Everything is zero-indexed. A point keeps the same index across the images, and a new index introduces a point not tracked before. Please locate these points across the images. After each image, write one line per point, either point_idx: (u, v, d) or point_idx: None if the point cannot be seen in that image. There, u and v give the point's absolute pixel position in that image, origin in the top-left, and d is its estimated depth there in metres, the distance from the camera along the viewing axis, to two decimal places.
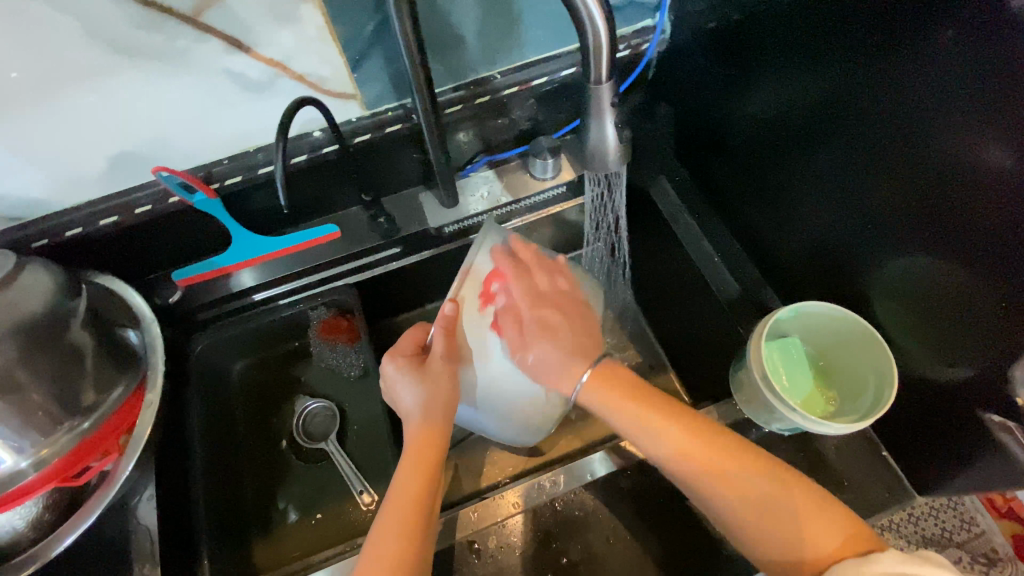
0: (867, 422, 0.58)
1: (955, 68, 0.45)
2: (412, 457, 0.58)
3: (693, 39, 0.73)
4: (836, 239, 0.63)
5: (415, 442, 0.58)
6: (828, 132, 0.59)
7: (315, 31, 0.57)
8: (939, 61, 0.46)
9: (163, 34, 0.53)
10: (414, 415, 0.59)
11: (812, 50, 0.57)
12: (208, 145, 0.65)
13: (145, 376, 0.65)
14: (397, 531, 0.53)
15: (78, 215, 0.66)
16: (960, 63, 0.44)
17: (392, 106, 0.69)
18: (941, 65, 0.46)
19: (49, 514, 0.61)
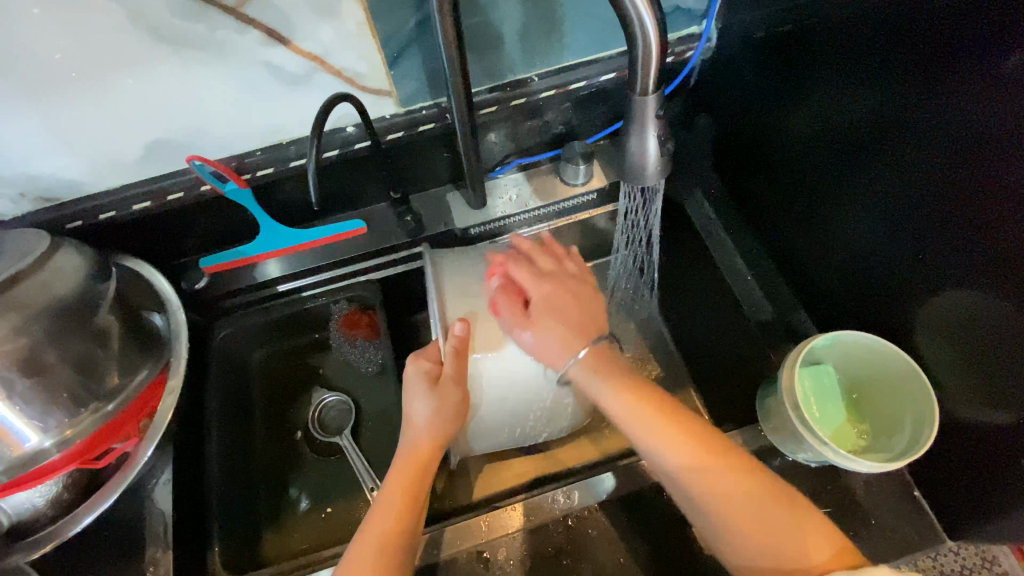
0: (903, 462, 0.55)
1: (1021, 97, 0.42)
2: (403, 475, 0.56)
3: (740, 48, 0.71)
4: (879, 266, 0.60)
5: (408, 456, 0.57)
6: (878, 154, 0.56)
7: (355, 27, 0.56)
8: (1005, 88, 0.43)
9: (204, 24, 0.52)
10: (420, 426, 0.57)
11: (866, 67, 0.54)
12: (242, 136, 0.65)
13: (167, 363, 0.65)
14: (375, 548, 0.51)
15: (111, 199, 0.66)
16: None
17: (426, 105, 0.68)
18: (1007, 90, 0.43)
19: (68, 493, 0.62)
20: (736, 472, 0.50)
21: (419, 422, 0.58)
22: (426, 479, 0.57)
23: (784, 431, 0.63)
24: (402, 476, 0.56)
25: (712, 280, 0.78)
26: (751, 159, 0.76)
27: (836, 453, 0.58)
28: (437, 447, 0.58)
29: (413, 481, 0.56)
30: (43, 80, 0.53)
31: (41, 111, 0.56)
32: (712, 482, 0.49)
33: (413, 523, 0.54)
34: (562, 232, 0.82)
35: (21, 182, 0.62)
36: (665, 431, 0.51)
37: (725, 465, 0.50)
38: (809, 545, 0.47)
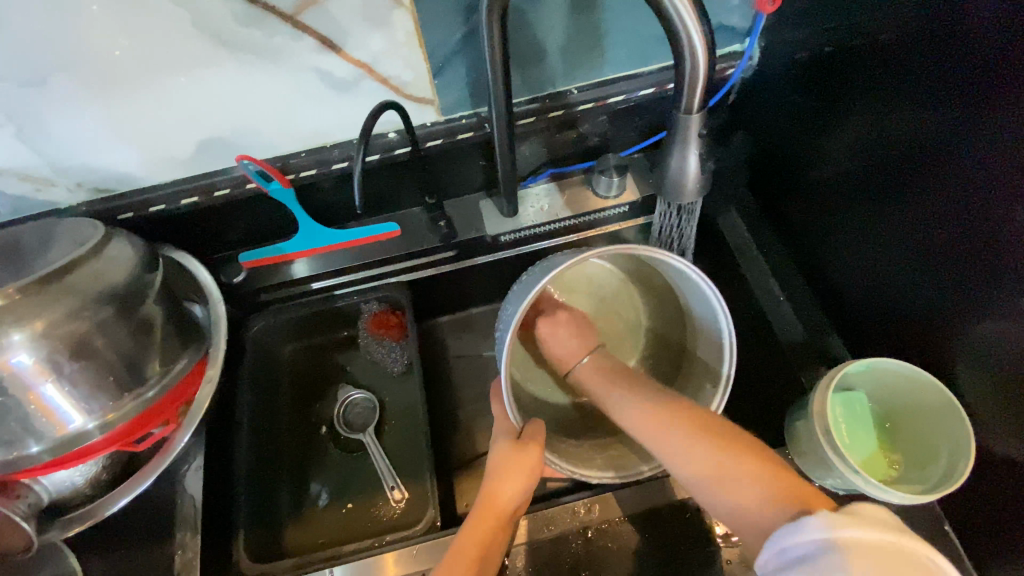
0: (937, 495, 0.54)
1: None
2: (480, 520, 0.59)
3: (782, 68, 0.70)
4: (914, 294, 0.59)
5: (473, 519, 0.59)
6: (917, 181, 0.56)
7: (404, 37, 0.58)
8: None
9: (262, 31, 0.54)
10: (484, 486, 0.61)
11: (912, 91, 0.53)
12: (288, 137, 0.67)
13: (208, 350, 0.68)
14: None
15: (162, 193, 0.69)
16: None
17: (466, 114, 0.69)
18: None
19: (106, 474, 0.65)
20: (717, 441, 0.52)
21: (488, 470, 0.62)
22: (506, 527, 0.61)
23: (812, 456, 0.63)
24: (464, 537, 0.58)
25: (742, 298, 0.78)
26: (787, 179, 0.75)
27: (867, 482, 0.56)
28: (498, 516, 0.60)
29: (491, 530, 0.59)
30: (108, 78, 0.56)
31: (104, 107, 0.58)
32: (692, 445, 0.53)
33: (495, 558, 0.58)
34: (592, 243, 0.82)
35: (80, 173, 0.65)
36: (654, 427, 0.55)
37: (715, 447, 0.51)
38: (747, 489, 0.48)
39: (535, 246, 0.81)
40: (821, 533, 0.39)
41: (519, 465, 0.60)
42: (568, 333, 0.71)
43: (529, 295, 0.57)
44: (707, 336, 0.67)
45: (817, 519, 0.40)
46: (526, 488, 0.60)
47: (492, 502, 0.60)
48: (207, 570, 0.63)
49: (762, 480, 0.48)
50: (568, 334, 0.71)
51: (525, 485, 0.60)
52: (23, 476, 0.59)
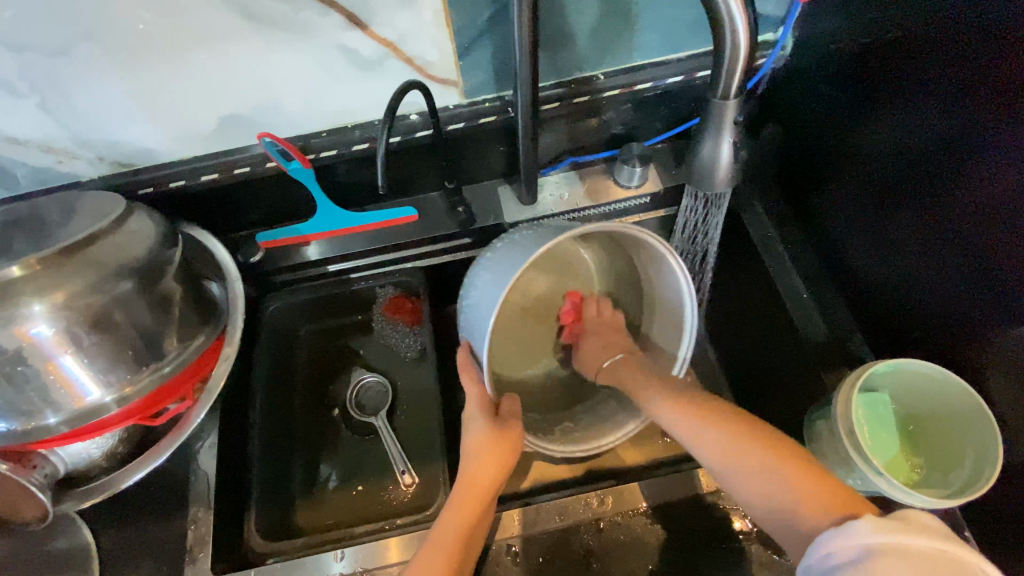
0: (961, 500, 0.53)
1: None
2: (461, 498, 0.57)
3: (815, 59, 0.68)
4: (943, 295, 0.58)
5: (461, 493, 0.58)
6: (952, 179, 0.54)
7: (432, 16, 0.57)
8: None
9: (289, 5, 0.54)
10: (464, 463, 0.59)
11: (954, 85, 0.51)
12: (310, 116, 0.66)
13: (224, 329, 0.68)
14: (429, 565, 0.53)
15: (183, 168, 0.69)
16: None
17: (490, 97, 0.68)
18: None
19: (122, 447, 0.66)
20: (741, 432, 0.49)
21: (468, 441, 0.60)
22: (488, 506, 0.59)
23: (833, 456, 0.61)
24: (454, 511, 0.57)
25: (763, 295, 0.77)
26: (815, 174, 0.74)
27: (889, 483, 0.55)
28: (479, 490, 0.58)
29: (472, 513, 0.57)
30: (132, 50, 0.55)
31: (127, 79, 0.58)
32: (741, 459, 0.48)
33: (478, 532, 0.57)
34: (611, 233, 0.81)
35: (102, 146, 0.65)
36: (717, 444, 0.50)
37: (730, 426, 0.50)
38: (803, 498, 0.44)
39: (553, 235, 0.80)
40: (869, 536, 0.38)
41: (497, 441, 0.57)
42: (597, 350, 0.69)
43: (505, 273, 0.55)
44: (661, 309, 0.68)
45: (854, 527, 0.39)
46: (503, 466, 0.58)
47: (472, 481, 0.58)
48: (219, 545, 0.64)
49: (796, 473, 0.46)
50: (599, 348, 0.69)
51: (505, 461, 0.58)
52: (41, 447, 0.59)
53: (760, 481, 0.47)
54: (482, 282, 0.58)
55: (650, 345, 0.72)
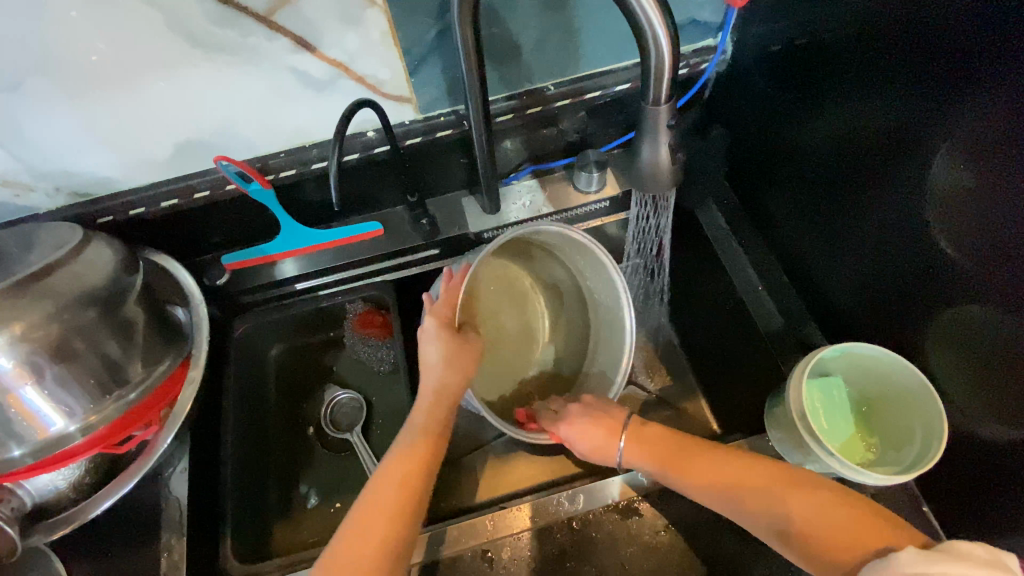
0: (910, 476, 0.55)
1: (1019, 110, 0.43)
2: (419, 445, 0.56)
3: (755, 62, 0.71)
4: (887, 277, 0.61)
5: (421, 416, 0.59)
6: (893, 169, 0.56)
7: (379, 36, 0.58)
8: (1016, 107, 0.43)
9: (237, 31, 0.55)
10: (435, 372, 0.60)
11: (888, 79, 0.54)
12: (268, 138, 0.67)
13: (189, 354, 0.68)
14: (397, 483, 0.54)
15: (142, 195, 0.69)
16: None
17: (445, 111, 0.70)
18: (1008, 98, 0.43)
19: (90, 478, 0.65)
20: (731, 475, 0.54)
21: (424, 363, 0.60)
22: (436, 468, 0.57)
23: (791, 441, 0.63)
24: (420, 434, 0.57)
25: (722, 290, 0.79)
26: (764, 172, 0.76)
27: (842, 464, 0.57)
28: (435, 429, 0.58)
29: (416, 481, 0.54)
30: (83, 81, 0.56)
31: (80, 109, 0.59)
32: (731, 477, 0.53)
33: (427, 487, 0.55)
34: None
35: (58, 176, 0.65)
36: (694, 472, 0.55)
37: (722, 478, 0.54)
38: (813, 515, 0.49)
39: None
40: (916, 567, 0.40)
41: (458, 356, 0.61)
42: (599, 436, 0.60)
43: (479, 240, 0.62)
44: (605, 323, 0.75)
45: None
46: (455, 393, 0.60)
47: (438, 402, 0.59)
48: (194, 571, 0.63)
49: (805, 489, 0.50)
50: (586, 426, 0.61)
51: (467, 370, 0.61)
52: (4, 481, 0.59)
53: (749, 503, 0.52)
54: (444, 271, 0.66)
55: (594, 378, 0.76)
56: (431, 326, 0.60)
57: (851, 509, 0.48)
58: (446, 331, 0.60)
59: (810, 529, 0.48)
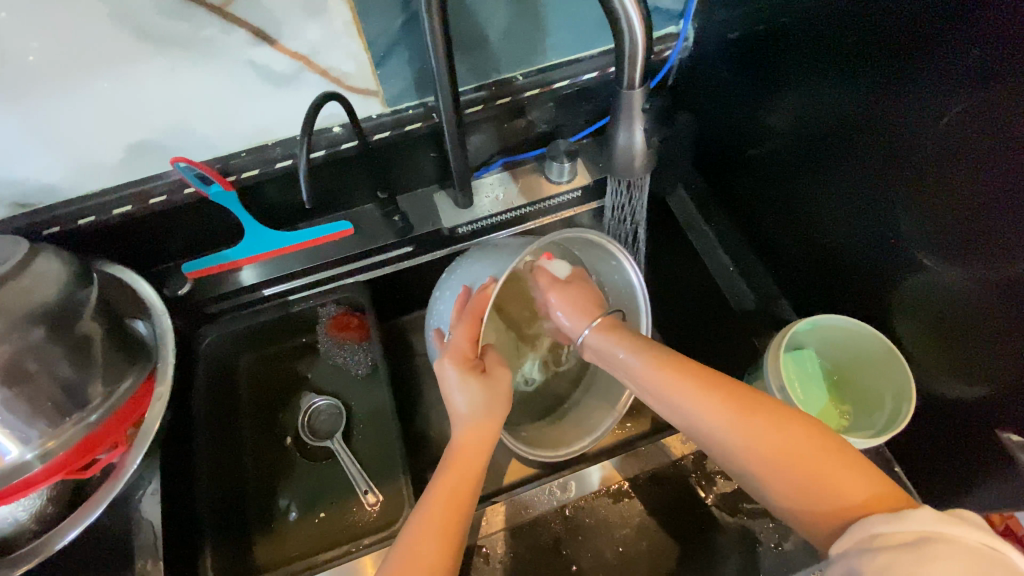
0: (886, 437, 0.57)
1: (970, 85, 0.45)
2: (462, 457, 0.57)
3: (715, 49, 0.73)
4: (851, 252, 0.63)
5: (466, 440, 0.58)
6: (853, 147, 0.59)
7: (342, 26, 0.57)
8: (963, 81, 0.45)
9: (189, 24, 0.52)
10: (462, 416, 0.59)
11: (842, 61, 0.56)
12: (228, 137, 0.64)
13: (155, 367, 0.64)
14: (445, 497, 0.54)
15: (91, 204, 0.65)
16: (973, 70, 0.44)
17: (412, 104, 0.68)
18: (956, 75, 0.46)
19: (52, 508, 0.61)
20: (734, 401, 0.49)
21: (456, 410, 0.60)
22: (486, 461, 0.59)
23: None
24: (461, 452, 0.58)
25: (694, 273, 0.81)
26: (729, 155, 0.78)
27: None
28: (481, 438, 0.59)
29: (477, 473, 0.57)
30: (20, 80, 0.52)
31: (17, 113, 0.54)
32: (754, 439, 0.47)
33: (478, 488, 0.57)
34: (548, 229, 0.83)
35: None
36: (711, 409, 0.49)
37: (720, 390, 0.49)
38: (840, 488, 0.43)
39: (494, 236, 0.81)
40: None
41: (493, 400, 0.60)
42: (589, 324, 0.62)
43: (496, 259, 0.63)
44: None
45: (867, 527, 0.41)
46: (497, 421, 0.60)
47: (481, 430, 0.59)
48: None
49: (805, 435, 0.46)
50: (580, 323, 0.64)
51: (505, 414, 0.61)
52: None
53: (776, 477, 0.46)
54: (446, 295, 0.66)
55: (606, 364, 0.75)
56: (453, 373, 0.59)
57: (871, 485, 0.43)
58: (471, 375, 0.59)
59: (814, 488, 0.44)
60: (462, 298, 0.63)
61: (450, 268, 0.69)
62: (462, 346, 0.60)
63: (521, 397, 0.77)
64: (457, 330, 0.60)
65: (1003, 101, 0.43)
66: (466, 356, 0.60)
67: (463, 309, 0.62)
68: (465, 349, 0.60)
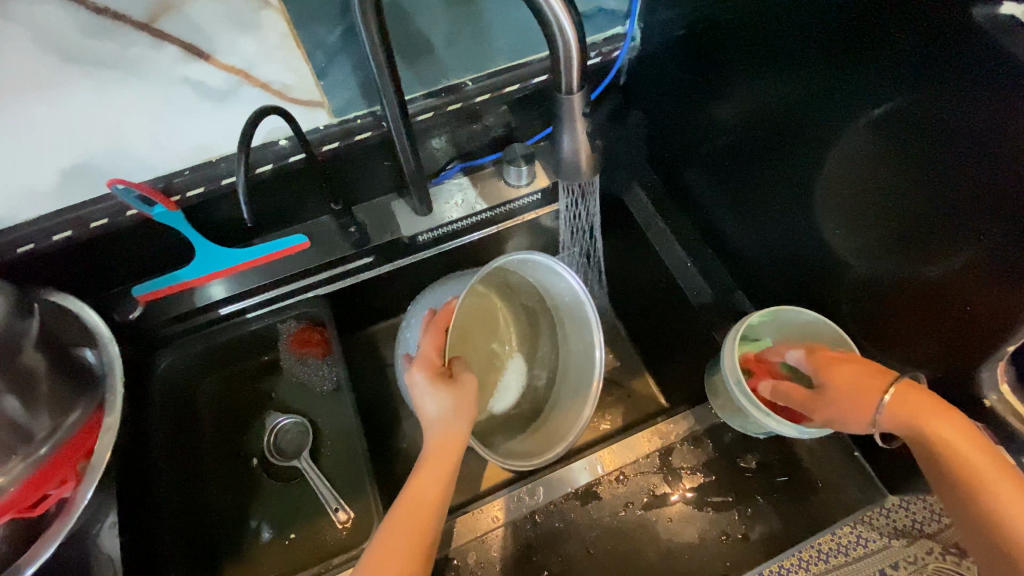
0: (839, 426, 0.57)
1: (895, 75, 0.46)
2: (429, 466, 0.56)
3: (663, 47, 0.74)
4: (801, 242, 0.65)
5: (434, 447, 0.58)
6: (794, 140, 0.60)
7: (279, 38, 0.62)
8: (890, 71, 0.46)
9: (118, 43, 0.59)
10: (433, 423, 0.59)
11: (779, 55, 0.57)
12: (165, 153, 0.59)
13: (103, 399, 0.62)
14: (409, 507, 0.55)
15: (28, 229, 0.58)
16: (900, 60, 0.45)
17: (360, 113, 0.64)
18: (883, 64, 0.47)
19: (5, 547, 0.57)
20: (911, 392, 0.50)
21: (427, 416, 0.59)
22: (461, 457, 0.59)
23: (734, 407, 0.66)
24: (429, 463, 0.57)
25: (655, 269, 0.82)
26: (682, 152, 0.79)
27: (779, 423, 0.61)
28: (449, 445, 0.58)
29: (452, 469, 0.57)
30: None
31: None
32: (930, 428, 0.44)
33: (445, 499, 0.56)
34: (509, 232, 0.83)
35: None
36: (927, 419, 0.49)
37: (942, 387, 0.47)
38: None
39: (455, 242, 0.81)
40: None
41: (462, 406, 0.59)
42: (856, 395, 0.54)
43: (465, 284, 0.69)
44: (574, 358, 0.78)
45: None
46: (465, 430, 0.59)
47: (445, 442, 0.58)
48: None
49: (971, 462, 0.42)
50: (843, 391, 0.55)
51: (472, 423, 0.60)
52: None
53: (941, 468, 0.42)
54: (413, 323, 0.70)
55: (567, 373, 0.79)
56: (421, 379, 0.59)
57: None
58: (440, 381, 0.59)
59: None
60: (429, 317, 0.66)
61: (416, 299, 0.73)
62: (433, 354, 0.61)
63: (490, 422, 0.77)
64: (428, 342, 0.62)
65: (932, 90, 0.44)
66: (433, 361, 0.61)
67: (431, 323, 0.64)
68: (433, 357, 0.61)
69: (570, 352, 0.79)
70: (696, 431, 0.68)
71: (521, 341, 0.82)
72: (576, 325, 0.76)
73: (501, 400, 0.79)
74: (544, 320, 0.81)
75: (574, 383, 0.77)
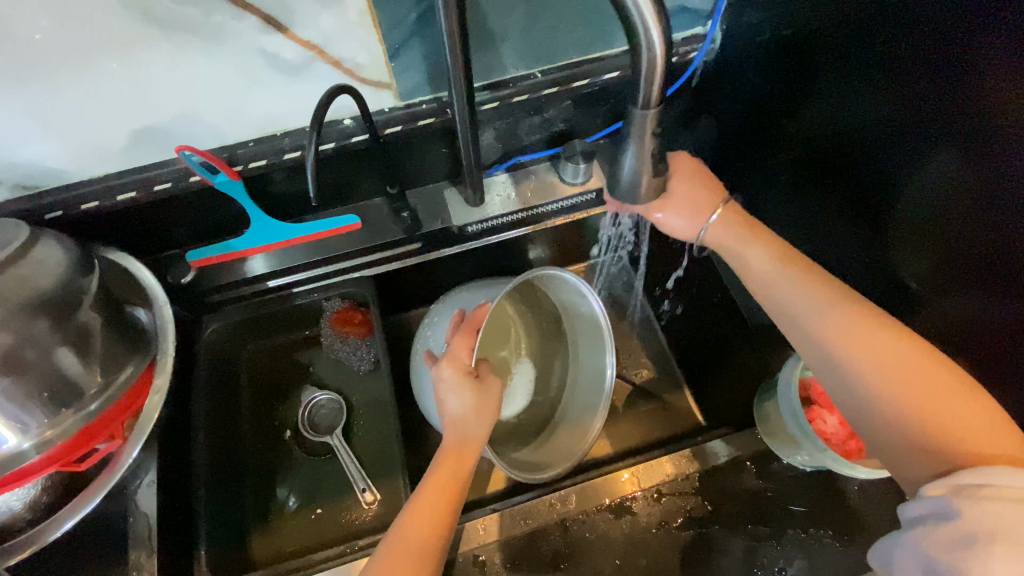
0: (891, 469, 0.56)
1: (1003, 107, 0.43)
2: (448, 466, 0.56)
3: (742, 51, 0.70)
4: (870, 271, 0.61)
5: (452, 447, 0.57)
6: (876, 164, 0.56)
7: (357, 16, 0.55)
8: (995, 101, 0.43)
9: (198, 8, 0.50)
10: (453, 422, 0.58)
11: (870, 72, 0.53)
12: (233, 126, 0.63)
13: (155, 358, 0.63)
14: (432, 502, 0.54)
15: (93, 188, 0.63)
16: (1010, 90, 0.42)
17: (426, 98, 0.67)
18: (992, 94, 0.43)
19: (47, 497, 0.60)
20: (918, 365, 0.45)
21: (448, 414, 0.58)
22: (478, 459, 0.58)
23: (781, 436, 0.65)
24: (449, 462, 0.56)
25: (705, 282, 0.79)
26: (748, 164, 0.76)
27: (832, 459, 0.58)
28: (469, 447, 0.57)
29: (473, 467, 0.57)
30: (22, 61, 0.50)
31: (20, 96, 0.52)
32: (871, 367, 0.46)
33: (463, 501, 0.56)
34: (559, 231, 0.82)
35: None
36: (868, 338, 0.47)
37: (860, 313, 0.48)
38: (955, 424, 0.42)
39: (501, 237, 0.78)
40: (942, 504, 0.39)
41: (484, 409, 0.59)
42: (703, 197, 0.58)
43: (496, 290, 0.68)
44: (585, 374, 0.78)
45: (957, 477, 0.39)
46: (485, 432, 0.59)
47: (462, 443, 0.57)
48: None
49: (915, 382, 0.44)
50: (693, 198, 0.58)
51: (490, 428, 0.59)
52: None
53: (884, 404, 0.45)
54: (436, 321, 0.69)
55: (577, 388, 0.79)
56: (449, 376, 0.58)
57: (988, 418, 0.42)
58: (468, 380, 0.58)
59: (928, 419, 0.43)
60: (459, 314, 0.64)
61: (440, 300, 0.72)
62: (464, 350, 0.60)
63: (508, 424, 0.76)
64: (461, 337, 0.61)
65: None
66: (461, 359, 0.59)
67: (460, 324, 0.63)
68: (461, 353, 0.59)
69: (578, 369, 0.80)
70: (738, 456, 0.66)
71: (531, 347, 0.82)
72: (591, 339, 0.77)
73: (510, 406, 0.76)
74: (555, 333, 0.81)
75: (583, 400, 0.76)
